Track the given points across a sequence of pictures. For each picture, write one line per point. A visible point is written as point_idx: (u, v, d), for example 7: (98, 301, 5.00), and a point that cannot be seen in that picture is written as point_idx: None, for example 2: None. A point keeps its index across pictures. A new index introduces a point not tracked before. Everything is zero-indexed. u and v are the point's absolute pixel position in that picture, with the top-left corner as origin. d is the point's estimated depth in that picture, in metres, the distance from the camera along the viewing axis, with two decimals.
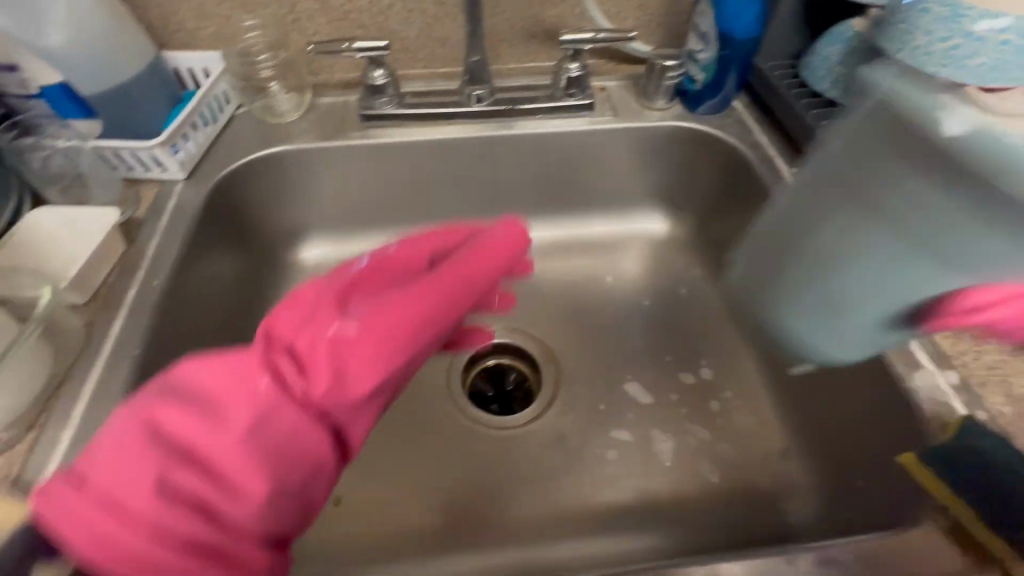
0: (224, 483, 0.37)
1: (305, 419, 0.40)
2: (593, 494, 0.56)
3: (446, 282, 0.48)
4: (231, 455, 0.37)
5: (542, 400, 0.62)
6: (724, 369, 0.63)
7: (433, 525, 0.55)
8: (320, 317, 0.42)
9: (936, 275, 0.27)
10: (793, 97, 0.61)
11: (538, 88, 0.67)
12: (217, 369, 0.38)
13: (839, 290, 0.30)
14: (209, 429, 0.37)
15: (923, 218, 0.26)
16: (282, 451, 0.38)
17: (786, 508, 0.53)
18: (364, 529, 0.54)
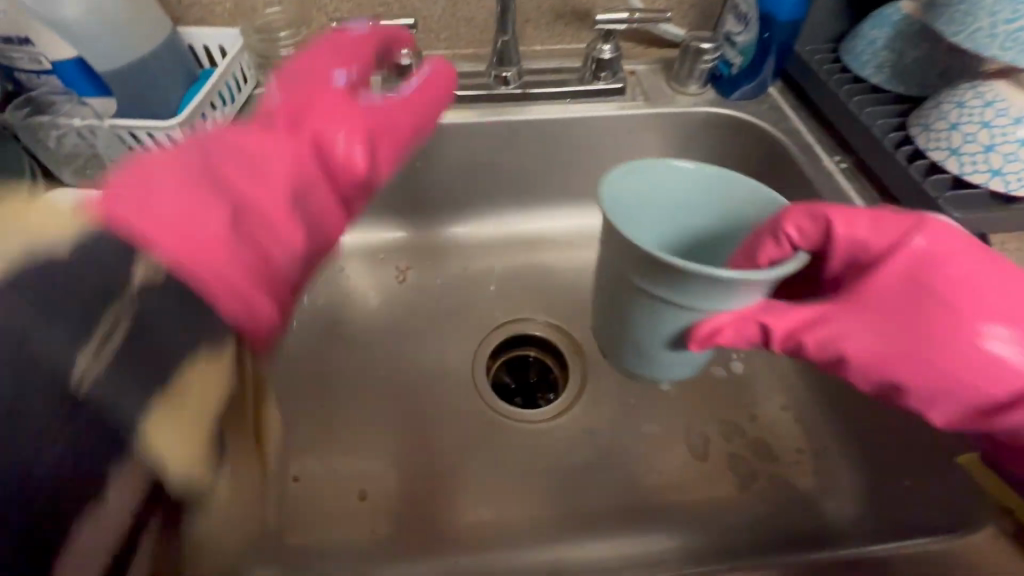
0: (226, 205, 0.28)
1: (334, 210, 0.35)
2: (625, 491, 0.55)
3: (421, 93, 0.43)
4: (257, 187, 0.30)
5: (569, 394, 0.61)
6: (755, 363, 0.62)
7: (393, 521, 0.53)
8: (310, 103, 0.37)
9: (651, 314, 0.44)
10: (834, 83, 0.59)
11: (567, 71, 0.65)
12: (252, 136, 0.32)
13: (620, 323, 0.47)
14: (246, 168, 0.30)
15: (631, 283, 0.43)
16: (318, 236, 0.35)
17: (825, 506, 0.52)
18: (345, 523, 0.53)
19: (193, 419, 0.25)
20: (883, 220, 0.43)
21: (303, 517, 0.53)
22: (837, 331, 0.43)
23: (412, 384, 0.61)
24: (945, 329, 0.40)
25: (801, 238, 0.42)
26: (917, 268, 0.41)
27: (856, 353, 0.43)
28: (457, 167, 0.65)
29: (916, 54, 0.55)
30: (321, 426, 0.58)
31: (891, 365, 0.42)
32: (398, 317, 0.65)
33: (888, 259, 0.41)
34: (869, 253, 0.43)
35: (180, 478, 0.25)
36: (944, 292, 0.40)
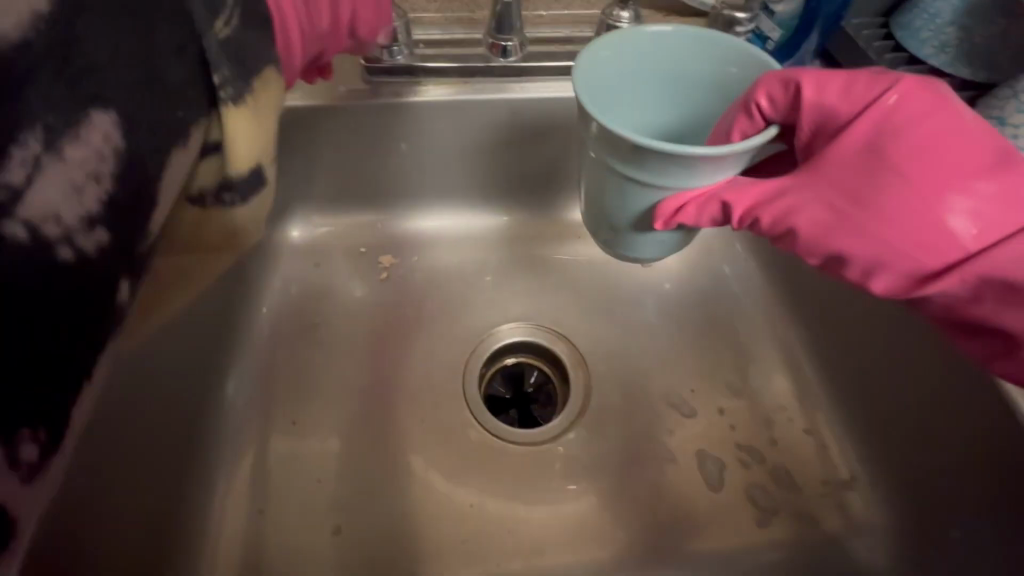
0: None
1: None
2: (633, 523, 0.49)
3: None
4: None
5: (570, 411, 0.55)
6: (779, 381, 0.56)
7: (341, 506, 0.49)
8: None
9: (617, 196, 0.38)
10: (886, 63, 0.51)
11: (578, 42, 0.56)
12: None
13: (590, 211, 0.41)
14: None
15: (593, 157, 0.37)
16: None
17: (854, 547, 0.48)
18: (303, 517, 0.48)
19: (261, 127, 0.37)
20: (857, 83, 0.36)
21: (273, 552, 0.47)
22: (790, 203, 0.36)
23: (395, 399, 0.54)
24: (893, 192, 0.34)
25: (771, 109, 0.36)
26: (884, 129, 0.35)
27: (803, 226, 0.36)
28: (447, 150, 0.57)
29: (987, 32, 0.48)
30: (294, 448, 0.51)
31: (835, 237, 0.36)
32: (379, 318, 0.58)
33: (855, 121, 0.35)
34: (837, 121, 0.36)
35: (245, 170, 0.37)
36: (910, 155, 0.34)
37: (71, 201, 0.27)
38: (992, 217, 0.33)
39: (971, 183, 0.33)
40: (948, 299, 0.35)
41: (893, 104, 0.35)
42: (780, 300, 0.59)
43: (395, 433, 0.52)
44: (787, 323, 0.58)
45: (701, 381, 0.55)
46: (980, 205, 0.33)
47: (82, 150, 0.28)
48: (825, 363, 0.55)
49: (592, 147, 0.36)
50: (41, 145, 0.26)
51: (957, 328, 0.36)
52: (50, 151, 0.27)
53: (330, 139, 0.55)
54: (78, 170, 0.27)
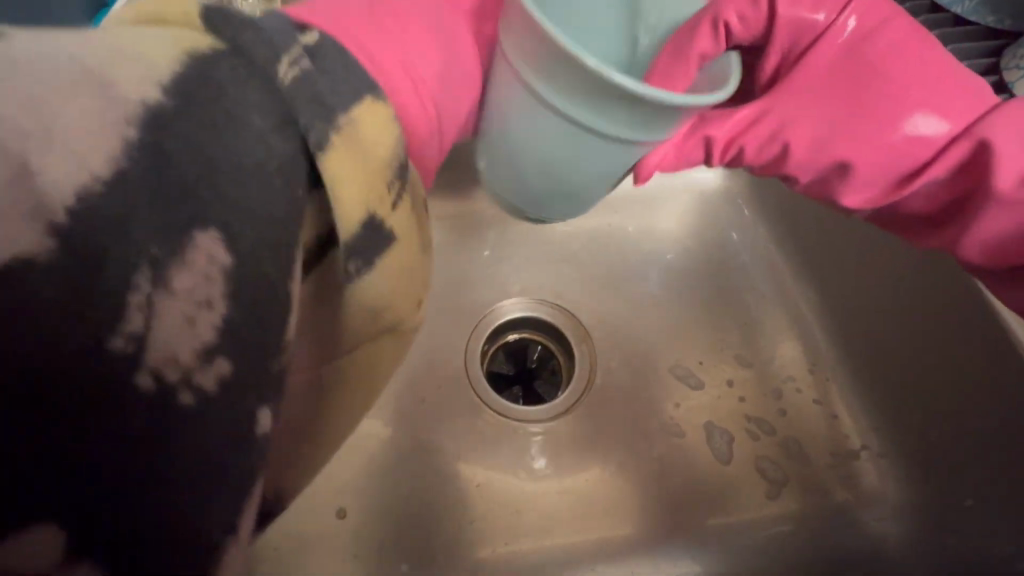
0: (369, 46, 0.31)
1: (430, 48, 0.34)
2: (641, 498, 0.49)
3: None
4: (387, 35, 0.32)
5: (576, 386, 0.54)
6: (787, 349, 0.54)
7: (342, 490, 0.48)
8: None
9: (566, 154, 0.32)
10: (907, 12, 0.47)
11: None
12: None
13: (535, 178, 0.35)
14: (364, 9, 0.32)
15: (535, 100, 0.31)
16: (397, 53, 0.32)
17: (863, 519, 0.47)
18: (304, 500, 0.47)
19: (373, 160, 0.26)
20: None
21: (272, 541, 0.46)
22: (777, 123, 0.36)
23: (392, 380, 0.52)
24: (876, 97, 0.34)
25: (740, 26, 0.34)
26: (855, 37, 0.34)
27: (798, 142, 0.36)
28: None
29: None
30: None
31: (827, 148, 0.36)
32: None
33: (825, 33, 0.34)
34: (809, 36, 0.35)
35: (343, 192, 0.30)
36: (883, 61, 0.34)
37: (184, 334, 0.22)
38: (966, 113, 0.34)
39: (941, 81, 0.34)
40: (933, 196, 0.35)
41: (852, 25, 0.34)
42: (789, 268, 0.56)
43: (394, 417, 0.50)
44: (797, 292, 0.55)
45: (707, 355, 0.54)
46: (952, 99, 0.34)
47: (189, 277, 0.22)
48: (836, 331, 0.53)
49: (547, 92, 0.29)
50: (151, 283, 0.21)
51: (951, 223, 0.36)
52: (160, 288, 0.22)
53: None
54: (189, 300, 0.22)
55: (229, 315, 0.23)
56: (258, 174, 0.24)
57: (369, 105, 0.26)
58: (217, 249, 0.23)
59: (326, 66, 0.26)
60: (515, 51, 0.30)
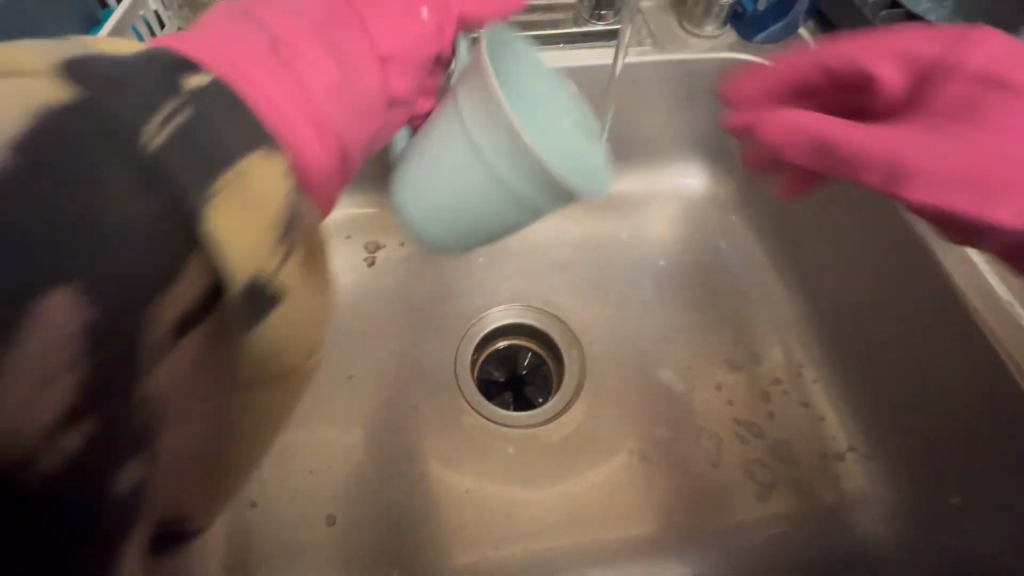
0: (278, 50, 0.29)
1: (334, 70, 0.31)
2: (637, 502, 0.49)
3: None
4: (301, 39, 0.30)
5: (567, 390, 0.54)
6: (776, 351, 0.54)
7: (336, 497, 0.48)
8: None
9: (447, 156, 0.39)
10: (880, 20, 0.48)
11: (560, 10, 0.54)
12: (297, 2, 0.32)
13: (432, 195, 0.40)
14: (285, 13, 0.31)
15: (461, 129, 0.38)
16: (287, 70, 0.28)
17: (857, 520, 0.47)
18: (300, 507, 0.47)
19: (258, 212, 0.21)
20: (900, 42, 0.36)
21: (265, 550, 0.46)
22: (918, 136, 0.33)
23: (386, 386, 0.52)
24: (1009, 114, 0.32)
25: (846, 59, 0.37)
26: (981, 64, 0.34)
27: (945, 152, 0.32)
28: None
29: None
30: (281, 445, 0.49)
31: (978, 159, 0.31)
32: (366, 305, 0.56)
33: (944, 59, 0.35)
34: (924, 59, 0.36)
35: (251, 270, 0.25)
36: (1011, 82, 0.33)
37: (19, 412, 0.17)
38: None
39: None
40: None
41: (978, 54, 0.34)
42: (777, 271, 0.57)
43: (387, 425, 0.51)
44: (785, 295, 0.56)
45: (698, 359, 0.54)
46: None
47: (33, 349, 0.17)
48: (823, 333, 0.53)
49: (471, 118, 0.37)
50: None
51: None
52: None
53: None
54: (31, 374, 0.17)
55: (82, 374, 0.18)
56: (124, 234, 0.18)
57: (258, 159, 0.21)
58: (69, 314, 0.18)
59: (206, 108, 0.21)
60: (467, 88, 0.38)
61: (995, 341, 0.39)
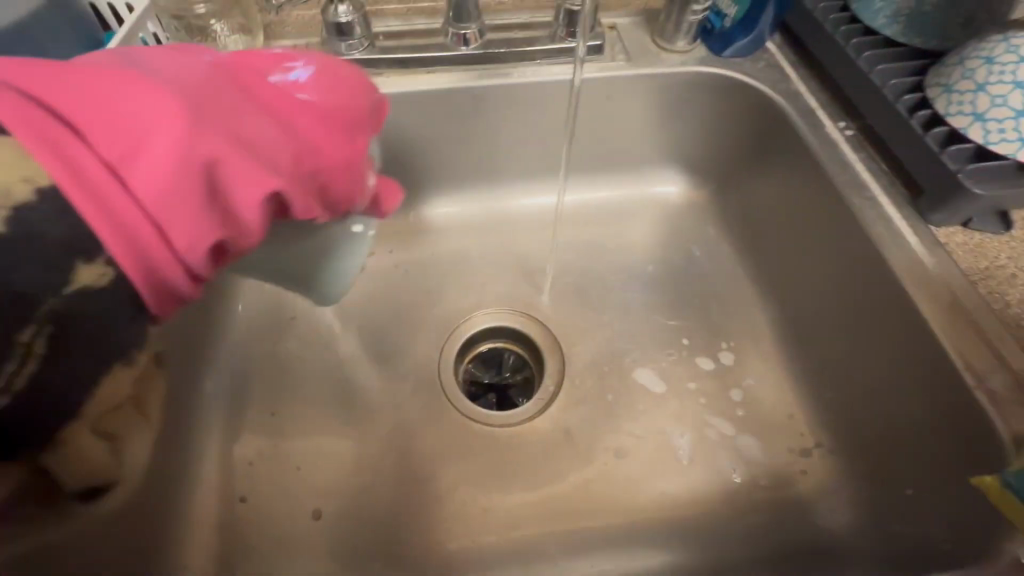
0: (209, 206, 0.24)
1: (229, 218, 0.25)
2: (609, 495, 0.50)
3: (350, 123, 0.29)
4: (209, 160, 0.24)
5: (547, 390, 0.56)
6: (748, 352, 0.56)
7: (316, 492, 0.50)
8: (348, 124, 0.29)
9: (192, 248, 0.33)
10: (841, 36, 0.51)
11: (537, 27, 0.57)
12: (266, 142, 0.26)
13: None
14: (237, 139, 0.25)
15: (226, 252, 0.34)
16: (126, 213, 0.22)
17: (819, 513, 0.48)
18: (283, 500, 0.49)
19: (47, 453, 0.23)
20: None
21: (247, 542, 0.48)
22: None
23: (371, 386, 0.55)
24: None
25: None
26: None
27: None
28: (417, 137, 0.57)
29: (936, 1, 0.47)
30: (271, 443, 0.52)
31: None
32: (357, 309, 0.58)
33: None
34: None
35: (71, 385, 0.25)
36: None
37: None
38: None
39: None
40: None
41: None
42: (749, 276, 0.59)
43: (370, 424, 0.53)
44: (756, 297, 0.58)
45: (672, 360, 0.56)
46: None
47: None
48: (791, 334, 0.55)
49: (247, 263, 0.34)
50: None
51: None
52: None
53: None
54: None
55: None
56: None
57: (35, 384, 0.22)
58: None
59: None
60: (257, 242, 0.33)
61: (945, 341, 0.40)
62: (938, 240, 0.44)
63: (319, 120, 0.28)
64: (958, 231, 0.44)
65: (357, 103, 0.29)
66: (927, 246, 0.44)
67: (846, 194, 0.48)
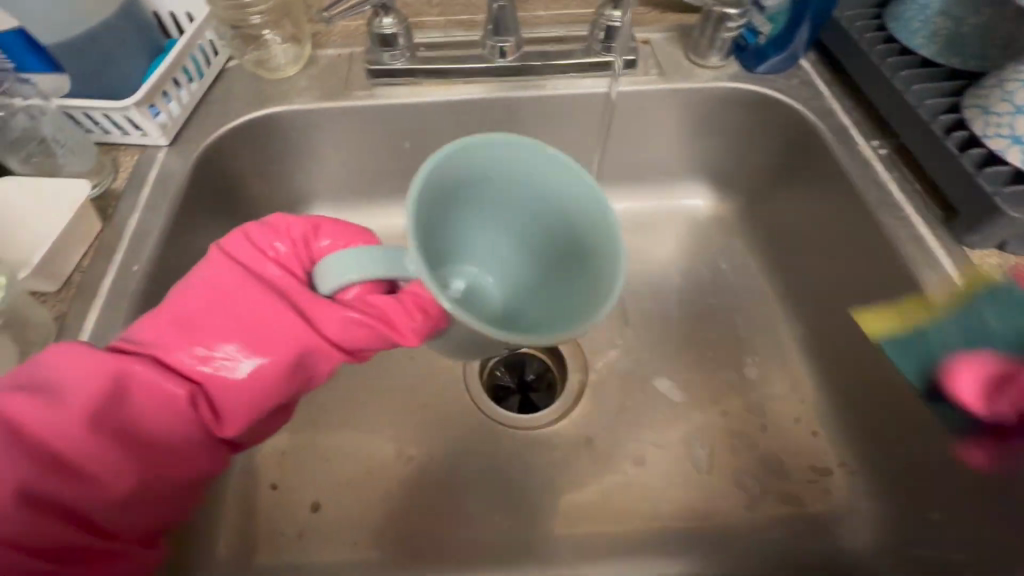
0: (80, 442, 0.32)
1: (102, 446, 0.33)
2: (626, 502, 0.51)
3: (211, 311, 0.37)
4: (66, 411, 0.32)
5: (568, 396, 0.57)
6: (771, 367, 0.56)
7: (343, 487, 0.51)
8: (205, 310, 0.37)
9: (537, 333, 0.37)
10: (876, 54, 0.52)
11: (572, 40, 0.58)
12: (80, 373, 0.33)
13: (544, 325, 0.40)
14: (84, 383, 0.33)
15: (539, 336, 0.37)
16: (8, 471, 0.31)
17: (841, 532, 0.48)
18: (310, 491, 0.51)
19: None
20: None
21: (272, 533, 0.49)
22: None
23: (397, 385, 0.57)
24: None
25: None
26: None
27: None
28: (451, 143, 0.60)
29: (975, 21, 0.48)
30: (301, 435, 0.54)
31: None
32: None
33: None
34: None
35: None
36: None
37: None
38: None
39: None
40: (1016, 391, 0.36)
41: None
42: (774, 290, 0.60)
43: (396, 421, 0.55)
44: (783, 315, 0.58)
45: (695, 373, 0.57)
46: None
47: None
48: (816, 351, 0.55)
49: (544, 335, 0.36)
50: None
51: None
52: None
53: (339, 140, 0.58)
54: None
55: None
56: None
57: None
58: None
59: None
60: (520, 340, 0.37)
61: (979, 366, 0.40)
62: (972, 262, 0.44)
63: (179, 324, 0.36)
64: (992, 254, 0.44)
65: (209, 294, 0.38)
66: (960, 268, 0.44)
67: (877, 213, 0.48)
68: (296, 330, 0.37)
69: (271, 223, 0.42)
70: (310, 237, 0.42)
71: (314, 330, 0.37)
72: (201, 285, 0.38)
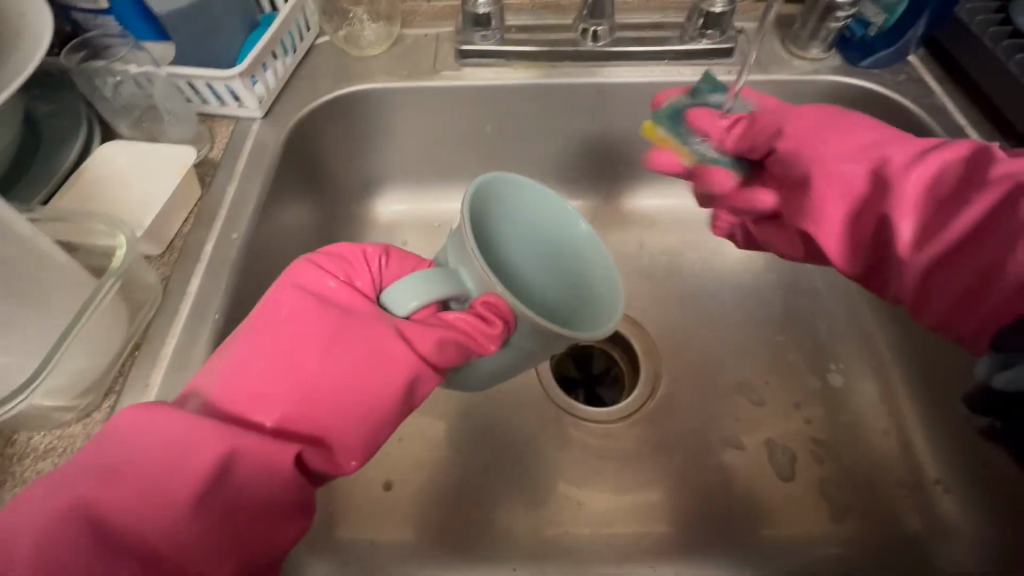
0: (176, 525, 0.28)
1: (201, 526, 0.29)
2: (705, 504, 0.49)
3: (301, 352, 0.34)
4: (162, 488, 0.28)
5: (642, 390, 0.56)
6: (858, 376, 0.54)
7: (416, 468, 0.51)
8: (287, 347, 0.35)
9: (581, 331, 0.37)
10: (1001, 50, 0.48)
11: (667, 27, 0.56)
12: (168, 445, 0.29)
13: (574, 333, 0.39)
14: (174, 455, 0.29)
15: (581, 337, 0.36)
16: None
17: (939, 555, 0.45)
18: (382, 470, 0.51)
19: None
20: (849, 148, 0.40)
21: (347, 507, 0.49)
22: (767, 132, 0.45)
23: None
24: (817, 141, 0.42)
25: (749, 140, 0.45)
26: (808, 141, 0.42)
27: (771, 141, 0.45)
28: (534, 129, 0.59)
29: None
30: None
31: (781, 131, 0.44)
32: None
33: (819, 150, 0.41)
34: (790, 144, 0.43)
35: None
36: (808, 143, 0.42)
37: None
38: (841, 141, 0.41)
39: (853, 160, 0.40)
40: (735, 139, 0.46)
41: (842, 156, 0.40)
42: (864, 296, 0.57)
43: (467, 405, 0.55)
44: (872, 324, 0.56)
45: (775, 377, 0.54)
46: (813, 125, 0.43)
47: None
48: (909, 363, 0.53)
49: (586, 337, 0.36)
50: None
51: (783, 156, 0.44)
52: None
53: (422, 121, 0.58)
54: None
55: None
56: None
57: None
58: None
59: None
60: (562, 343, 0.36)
61: None
62: None
63: (262, 368, 0.34)
64: None
65: (288, 330, 0.35)
66: None
67: None
68: (398, 356, 0.35)
69: (345, 257, 0.41)
70: (375, 263, 0.41)
71: (409, 348, 0.35)
72: (277, 322, 0.36)
